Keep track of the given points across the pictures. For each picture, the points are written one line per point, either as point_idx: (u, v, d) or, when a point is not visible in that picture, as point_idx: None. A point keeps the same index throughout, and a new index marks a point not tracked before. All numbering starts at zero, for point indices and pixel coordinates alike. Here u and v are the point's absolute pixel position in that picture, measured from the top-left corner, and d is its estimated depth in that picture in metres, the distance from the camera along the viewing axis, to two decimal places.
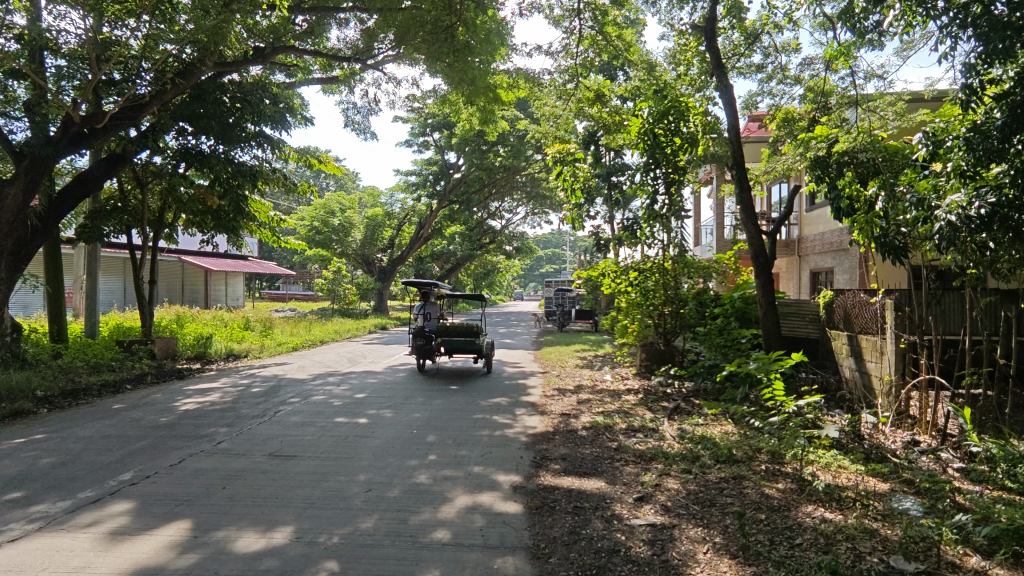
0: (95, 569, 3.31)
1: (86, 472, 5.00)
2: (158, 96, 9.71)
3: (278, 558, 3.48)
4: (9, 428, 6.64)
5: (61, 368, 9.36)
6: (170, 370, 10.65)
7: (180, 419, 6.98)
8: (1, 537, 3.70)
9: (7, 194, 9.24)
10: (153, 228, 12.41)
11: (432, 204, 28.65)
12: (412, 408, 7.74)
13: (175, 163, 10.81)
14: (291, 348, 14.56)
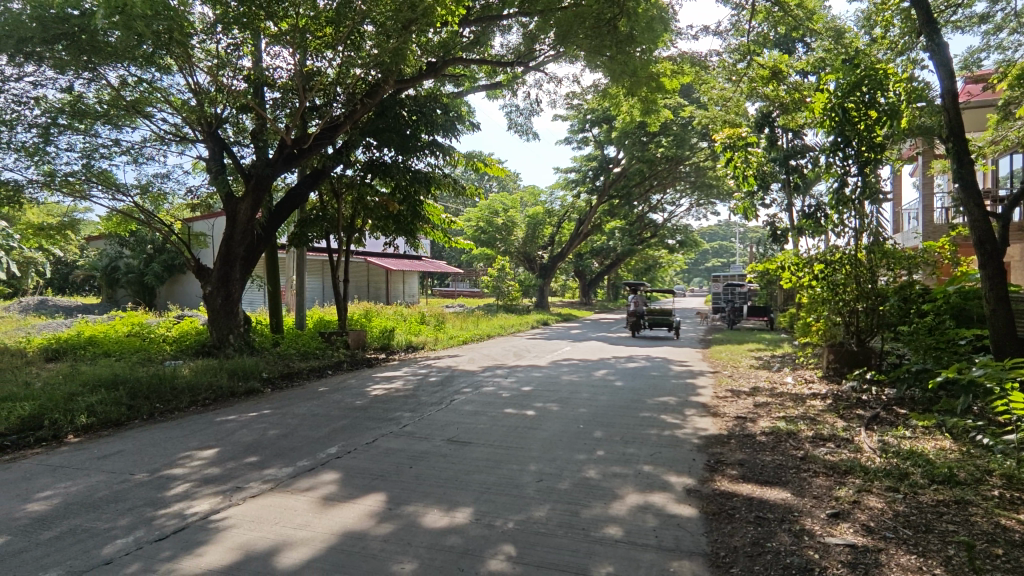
0: (314, 527, 3.84)
1: (302, 444, 5.82)
2: (350, 115, 10.91)
3: (460, 536, 3.74)
4: (244, 403, 7.98)
5: (280, 354, 11.06)
6: (361, 359, 12.01)
7: (372, 403, 7.83)
8: (243, 493, 4.46)
9: (239, 210, 11.05)
10: (346, 234, 14.00)
11: (591, 200, 28.64)
12: (578, 403, 7.82)
13: (363, 175, 12.16)
14: (461, 341, 15.58)
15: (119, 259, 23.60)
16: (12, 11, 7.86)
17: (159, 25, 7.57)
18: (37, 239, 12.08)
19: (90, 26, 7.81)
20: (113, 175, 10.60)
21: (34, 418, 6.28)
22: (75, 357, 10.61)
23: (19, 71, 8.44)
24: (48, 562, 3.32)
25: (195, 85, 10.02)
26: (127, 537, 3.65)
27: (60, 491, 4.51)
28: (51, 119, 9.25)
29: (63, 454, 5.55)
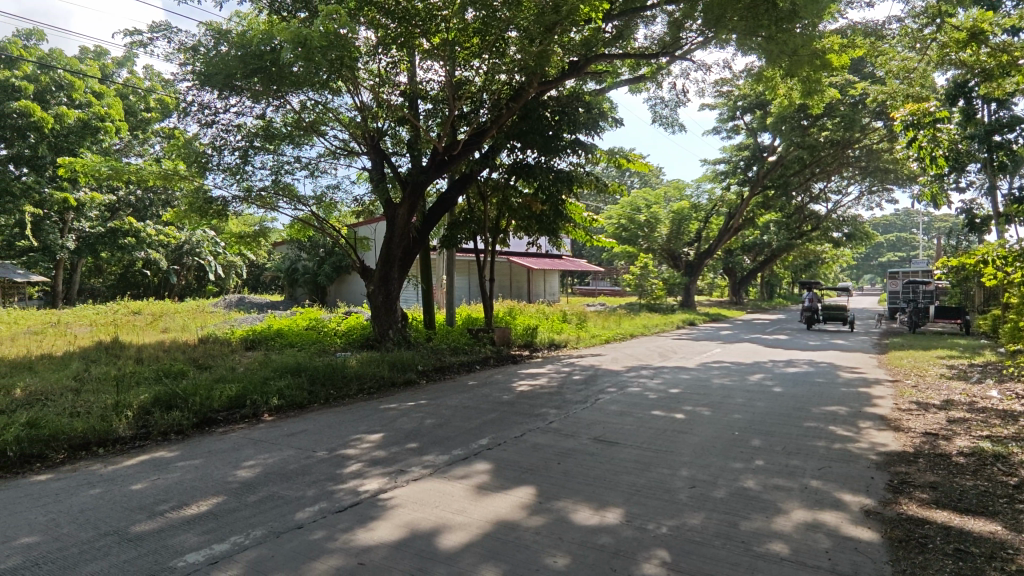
0: (470, 514, 4.04)
1: (456, 434, 6.17)
2: (496, 120, 11.33)
3: (612, 536, 3.71)
4: (404, 393, 8.65)
5: (433, 348, 11.83)
6: (506, 356, 12.42)
7: (518, 398, 8.07)
8: (407, 476, 4.84)
9: (397, 215, 11.97)
10: (492, 234, 14.59)
11: (743, 192, 26.83)
12: (732, 408, 7.37)
13: (507, 177, 12.55)
14: (604, 340, 15.48)
15: (298, 262, 26.83)
16: (222, 53, 9.24)
17: (333, 53, 8.44)
18: (238, 245, 14.15)
19: (277, 60, 8.83)
20: (295, 189, 12.07)
21: (237, 397, 7.28)
22: (266, 346, 12.25)
23: (225, 103, 9.92)
24: (255, 521, 3.88)
25: (360, 104, 11.06)
26: (314, 506, 4.14)
27: (260, 462, 5.24)
28: (248, 142, 10.73)
29: (261, 430, 6.43)
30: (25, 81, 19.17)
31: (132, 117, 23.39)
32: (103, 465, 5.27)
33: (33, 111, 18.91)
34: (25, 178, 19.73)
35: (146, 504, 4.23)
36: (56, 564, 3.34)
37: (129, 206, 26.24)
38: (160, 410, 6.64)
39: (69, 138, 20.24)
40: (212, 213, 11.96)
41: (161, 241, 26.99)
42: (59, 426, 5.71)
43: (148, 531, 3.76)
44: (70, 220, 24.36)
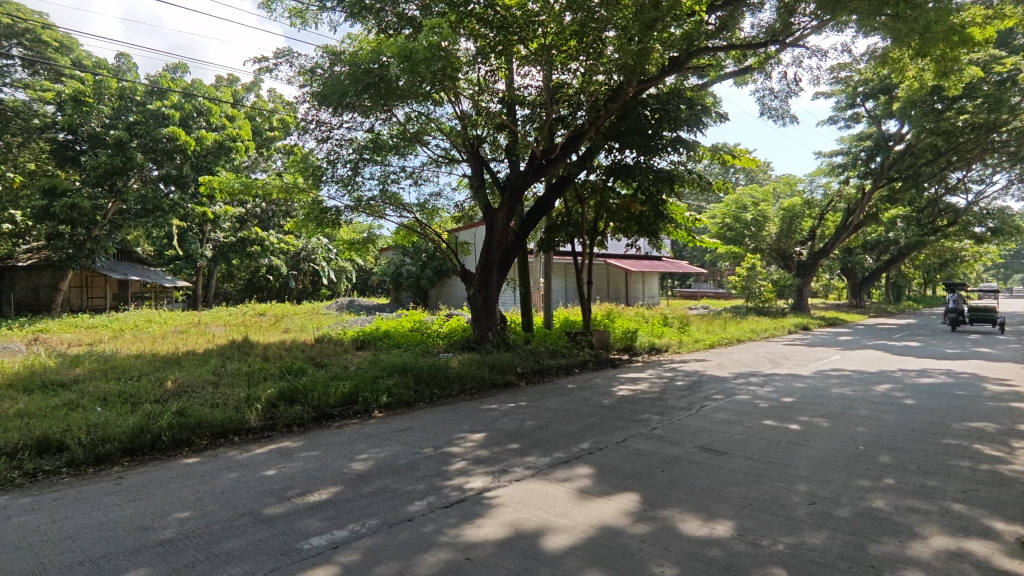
0: (573, 517, 4.03)
1: (557, 437, 6.18)
2: (594, 122, 11.24)
3: (723, 550, 3.54)
4: (503, 394, 8.80)
5: (532, 351, 11.93)
6: (605, 359, 12.26)
7: (619, 402, 7.93)
8: (510, 476, 4.92)
9: (497, 219, 12.19)
10: (590, 237, 14.49)
11: (865, 185, 24.70)
12: (855, 420, 6.78)
13: (605, 178, 12.39)
14: (708, 345, 14.83)
15: (402, 266, 28.14)
16: (337, 73, 9.91)
17: (436, 65, 8.80)
18: (350, 251, 15.10)
19: (386, 76, 9.32)
20: (400, 197, 12.70)
21: (351, 394, 7.77)
22: (375, 347, 12.95)
23: (339, 119, 10.63)
24: (370, 511, 4.11)
25: (461, 113, 11.43)
26: (423, 500, 4.32)
27: (372, 455, 5.56)
28: (359, 155, 11.43)
29: (373, 426, 6.81)
30: (173, 109, 21.70)
31: (259, 136, 25.73)
32: (238, 452, 5.83)
33: (179, 136, 21.35)
34: (172, 195, 22.30)
35: (276, 489, 4.63)
36: (204, 537, 3.74)
37: (255, 217, 28.86)
38: (286, 403, 7.24)
39: (208, 158, 22.64)
40: (327, 222, 12.86)
41: (282, 248, 29.42)
42: (202, 415, 6.38)
43: (277, 514, 4.11)
44: (208, 231, 27.22)
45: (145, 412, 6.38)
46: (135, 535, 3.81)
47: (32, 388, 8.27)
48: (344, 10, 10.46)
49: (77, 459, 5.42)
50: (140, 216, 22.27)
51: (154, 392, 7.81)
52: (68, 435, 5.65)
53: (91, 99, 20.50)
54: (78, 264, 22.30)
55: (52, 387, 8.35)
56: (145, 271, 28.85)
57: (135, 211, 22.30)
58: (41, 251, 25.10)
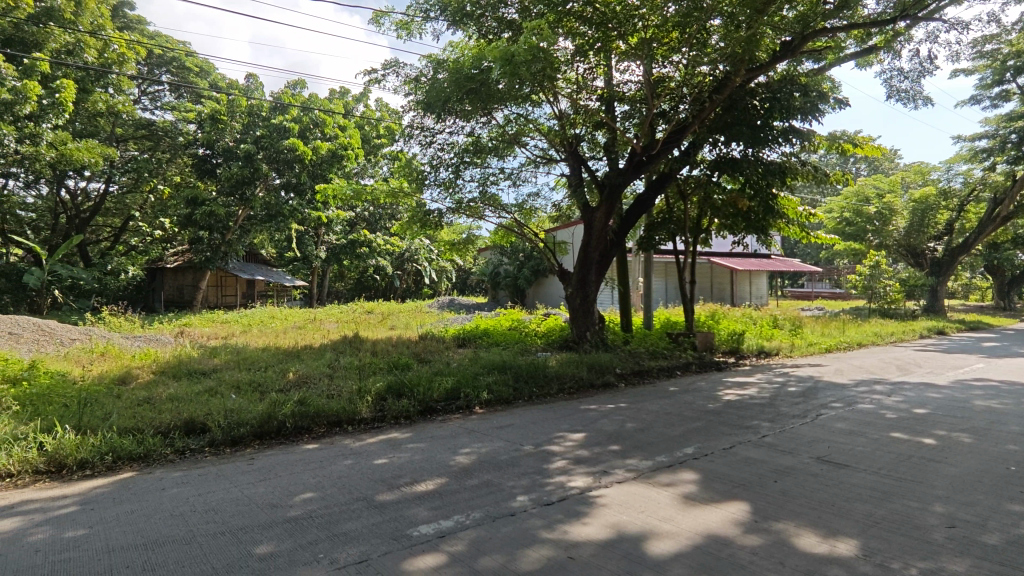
0: (678, 523, 3.91)
1: (659, 440, 6.02)
2: (698, 115, 10.82)
3: (846, 570, 3.28)
4: (603, 395, 8.71)
5: (631, 352, 11.70)
6: (709, 362, 11.76)
7: (725, 407, 7.58)
8: (611, 477, 4.86)
9: (595, 218, 12.07)
10: (693, 234, 13.97)
11: (1017, 171, 21.82)
12: (1005, 437, 6.00)
13: (710, 173, 11.88)
14: (824, 349, 13.78)
15: (500, 266, 28.70)
16: (439, 80, 10.28)
17: (536, 66, 8.93)
18: (451, 252, 15.61)
19: (487, 80, 9.55)
20: (499, 198, 12.95)
21: (453, 390, 8.04)
22: (475, 344, 13.31)
23: (442, 125, 11.05)
24: (474, 504, 4.24)
25: (559, 112, 11.44)
26: (525, 497, 4.38)
27: (475, 450, 5.73)
28: (460, 158, 11.79)
29: (475, 421, 7.01)
30: (293, 122, 23.58)
31: (367, 144, 27.32)
32: (352, 441, 6.23)
33: (298, 147, 23.17)
34: (291, 201, 24.22)
35: (388, 478, 4.90)
36: (324, 518, 4.04)
37: (364, 220, 30.68)
38: (394, 397, 7.64)
39: (323, 166, 24.38)
40: (430, 225, 13.40)
41: (388, 249, 31.04)
42: (320, 405, 6.88)
43: (389, 501, 4.35)
44: (323, 234, 29.31)
45: (271, 400, 6.99)
46: (267, 511, 4.20)
47: (179, 375, 9.35)
48: (446, 19, 10.85)
49: (215, 441, 6.04)
50: (265, 221, 24.41)
51: (278, 382, 8.55)
52: (208, 418, 6.31)
53: (225, 116, 22.79)
54: (214, 265, 24.86)
55: (195, 375, 9.39)
56: (269, 271, 31.62)
57: (261, 217, 24.47)
58: (185, 254, 28.25)
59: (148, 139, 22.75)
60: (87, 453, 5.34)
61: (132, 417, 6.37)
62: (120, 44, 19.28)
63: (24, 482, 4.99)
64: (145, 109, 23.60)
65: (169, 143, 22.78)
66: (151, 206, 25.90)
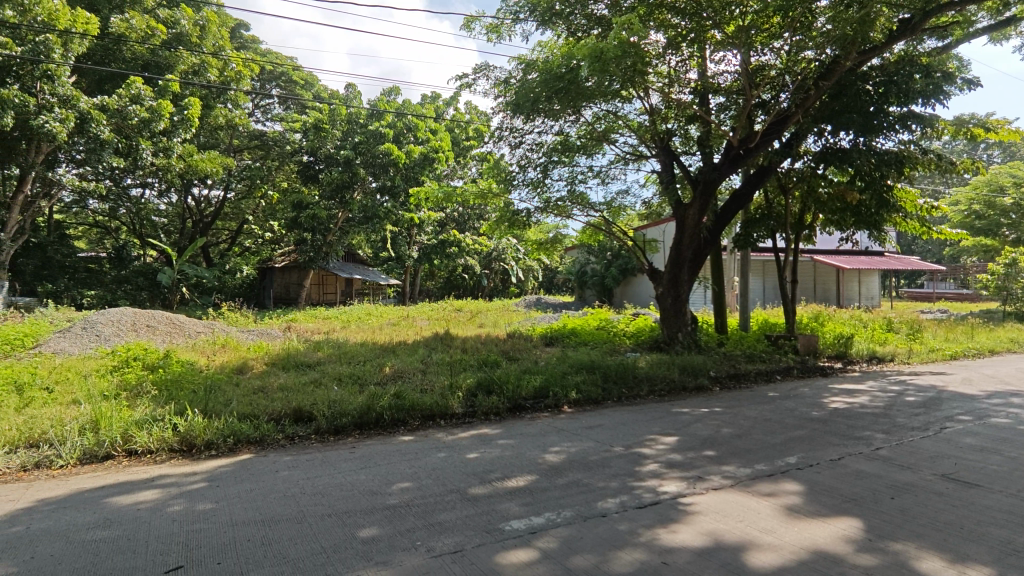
0: (781, 536, 3.71)
1: (759, 448, 5.73)
2: (802, 104, 10.17)
3: None
4: (696, 399, 8.41)
5: (726, 355, 11.19)
6: (813, 366, 11.02)
7: (832, 416, 7.08)
8: (706, 484, 4.69)
9: (688, 215, 11.65)
10: (795, 231, 13.20)
11: None
12: None
13: (815, 166, 11.07)
14: (948, 355, 12.49)
15: (587, 265, 28.46)
16: (529, 81, 10.34)
17: (626, 60, 8.80)
18: (538, 251, 15.69)
19: (576, 78, 9.51)
20: (587, 197, 12.86)
21: (542, 388, 8.08)
22: (563, 343, 13.29)
23: (531, 125, 11.09)
24: (565, 503, 4.24)
25: (650, 107, 11.16)
26: (615, 499, 4.33)
27: (565, 448, 5.73)
28: (547, 158, 11.79)
29: (563, 420, 7.01)
30: (388, 128, 24.57)
31: (457, 146, 28.06)
32: (444, 434, 6.44)
33: (392, 151, 24.16)
34: (386, 204, 25.35)
35: (479, 472, 5.02)
36: (421, 507, 4.21)
37: (454, 221, 31.53)
38: (484, 393, 7.80)
39: (415, 169, 25.28)
40: (517, 224, 13.52)
41: (477, 249, 31.71)
42: (414, 399, 7.16)
43: (482, 494, 4.45)
44: (415, 235, 30.46)
45: (370, 393, 7.37)
46: (368, 498, 4.44)
47: (288, 367, 10.08)
48: (535, 19, 10.86)
49: (321, 429, 6.46)
50: (363, 223, 25.74)
51: (376, 376, 9.00)
52: (314, 407, 6.76)
53: (327, 125, 24.20)
54: (317, 265, 26.56)
55: (302, 367, 10.08)
56: (365, 271, 33.32)
57: (358, 219, 25.79)
58: (291, 255, 30.41)
59: (259, 148, 24.87)
60: (212, 434, 5.89)
61: (249, 404, 6.94)
62: (237, 63, 21.04)
63: (161, 459, 5.59)
64: (258, 121, 25.63)
65: (279, 151, 24.47)
66: (263, 211, 28.07)
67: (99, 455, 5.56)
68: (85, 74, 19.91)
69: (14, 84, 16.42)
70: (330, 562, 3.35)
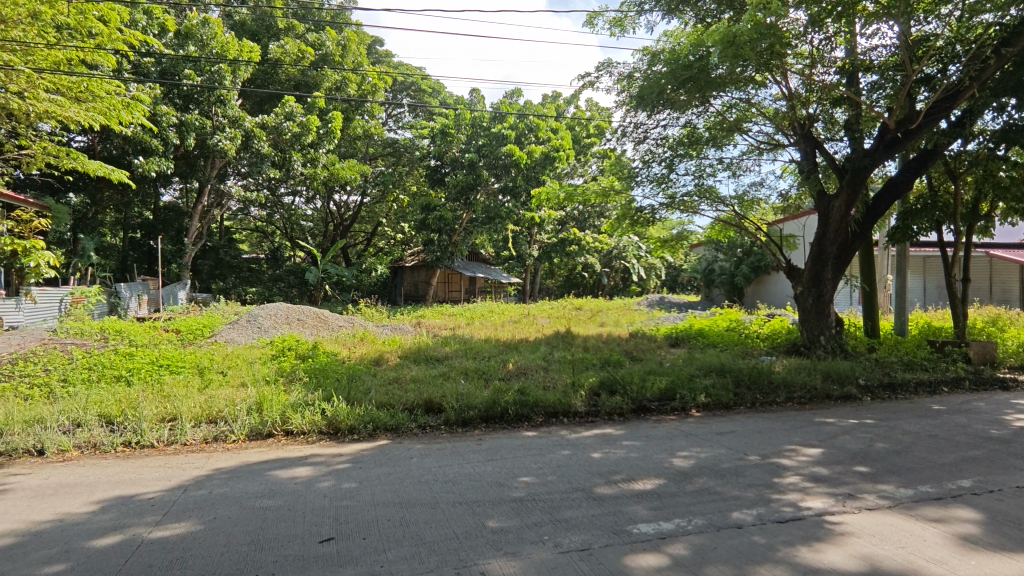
0: (955, 569, 3.26)
1: (922, 467, 5.09)
2: (977, 77, 8.93)
3: None
4: (842, 408, 7.66)
5: (878, 361, 10.08)
6: (990, 378, 9.56)
7: (1017, 436, 6.09)
8: (858, 502, 4.25)
9: (833, 206, 10.64)
10: (967, 222, 11.58)
11: None
12: None
13: (993, 146, 9.66)
14: None
15: (715, 263, 27.02)
16: (655, 73, 10.00)
17: (764, 43, 8.22)
18: (662, 249, 15.18)
19: (705, 66, 9.10)
20: (717, 190, 12.21)
21: (668, 390, 7.82)
22: (690, 344, 12.75)
23: (655, 120, 10.71)
24: (697, 510, 4.07)
25: (788, 92, 10.38)
26: (752, 510, 4.07)
27: (694, 454, 5.50)
28: (673, 152, 11.30)
29: (691, 425, 6.73)
30: (510, 129, 24.92)
31: (578, 144, 27.96)
32: (568, 432, 6.45)
33: (514, 152, 24.54)
34: (508, 204, 25.94)
35: (604, 472, 4.97)
36: (547, 503, 4.25)
37: (574, 219, 31.52)
38: (607, 393, 7.72)
39: (536, 169, 25.53)
40: (641, 222, 13.16)
41: (597, 247, 31.38)
42: (538, 396, 7.25)
43: (607, 495, 4.41)
44: (536, 234, 30.87)
45: (496, 388, 7.59)
46: (496, 489, 4.57)
47: (420, 360, 10.68)
48: (661, 9, 10.42)
49: (450, 420, 6.76)
50: (486, 223, 26.55)
51: (500, 371, 9.27)
52: (444, 399, 7.10)
53: (453, 130, 25.25)
54: (443, 264, 27.86)
55: (431, 361, 10.65)
56: (488, 270, 34.41)
57: (481, 219, 26.64)
58: (420, 254, 32.16)
59: (391, 155, 26.74)
60: (355, 420, 6.41)
61: (386, 393, 7.46)
62: (373, 76, 22.69)
63: (312, 439, 6.18)
64: (391, 130, 27.47)
65: (409, 157, 26.43)
66: (394, 214, 30.04)
67: (263, 432, 6.28)
68: (249, 97, 22.53)
69: (196, 109, 18.97)
70: (462, 548, 3.50)
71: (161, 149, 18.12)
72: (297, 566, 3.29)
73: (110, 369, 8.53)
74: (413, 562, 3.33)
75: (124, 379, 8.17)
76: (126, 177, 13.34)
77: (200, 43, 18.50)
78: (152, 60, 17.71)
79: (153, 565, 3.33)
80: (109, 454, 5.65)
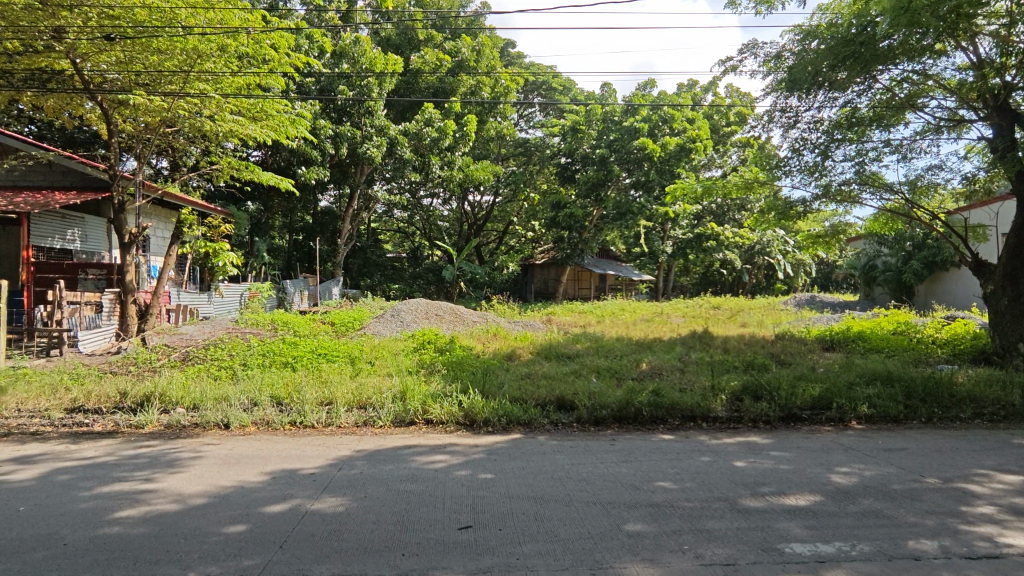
0: None
1: None
2: None
3: None
4: None
5: None
6: None
7: None
8: None
9: None
10: None
11: None
12: None
13: None
14: None
15: (878, 257, 24.23)
16: (811, 52, 9.21)
17: (945, 7, 7.17)
18: (814, 245, 13.82)
19: (873, 39, 8.21)
20: (882, 176, 10.84)
21: (823, 399, 7.09)
22: (848, 349, 11.50)
23: (808, 103, 9.76)
24: (861, 534, 3.62)
25: (977, 59, 8.99)
26: (933, 541, 3.54)
27: (857, 471, 4.91)
28: (829, 136, 10.19)
29: (853, 438, 6.03)
30: (643, 122, 24.04)
31: (716, 133, 26.44)
32: (708, 438, 6.10)
33: (647, 145, 23.59)
34: (640, 199, 24.90)
35: (750, 483, 4.61)
36: (688, 511, 4.04)
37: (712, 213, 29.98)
38: (751, 398, 7.18)
39: (671, 162, 24.43)
40: (790, 216, 12.05)
41: (736, 242, 29.61)
42: (674, 398, 6.95)
43: (755, 508, 4.08)
44: (669, 229, 29.46)
45: (629, 388, 7.41)
46: (631, 492, 4.43)
47: (550, 357, 10.77)
48: None
49: (582, 418, 6.71)
50: (615, 219, 25.26)
51: (633, 371, 9.04)
52: (576, 397, 7.07)
53: (584, 126, 25.10)
54: (573, 261, 27.73)
55: (563, 357, 10.69)
56: (618, 267, 33.80)
57: (612, 216, 25.72)
58: (549, 252, 32.42)
59: (522, 155, 27.76)
60: (489, 413, 6.60)
61: (518, 388, 7.61)
62: (505, 79, 23.44)
63: (450, 428, 6.45)
64: (522, 130, 28.07)
65: (539, 156, 26.78)
66: (525, 212, 30.68)
67: (406, 420, 6.68)
68: (394, 107, 24.22)
69: (348, 121, 20.85)
70: (598, 549, 3.43)
71: (319, 158, 20.15)
72: (437, 549, 3.44)
73: (279, 356, 9.63)
74: (549, 558, 3.32)
75: (290, 365, 9.20)
76: (292, 187, 14.82)
77: (352, 60, 20.18)
78: (313, 80, 19.80)
79: (314, 534, 3.67)
80: (278, 431, 6.36)
